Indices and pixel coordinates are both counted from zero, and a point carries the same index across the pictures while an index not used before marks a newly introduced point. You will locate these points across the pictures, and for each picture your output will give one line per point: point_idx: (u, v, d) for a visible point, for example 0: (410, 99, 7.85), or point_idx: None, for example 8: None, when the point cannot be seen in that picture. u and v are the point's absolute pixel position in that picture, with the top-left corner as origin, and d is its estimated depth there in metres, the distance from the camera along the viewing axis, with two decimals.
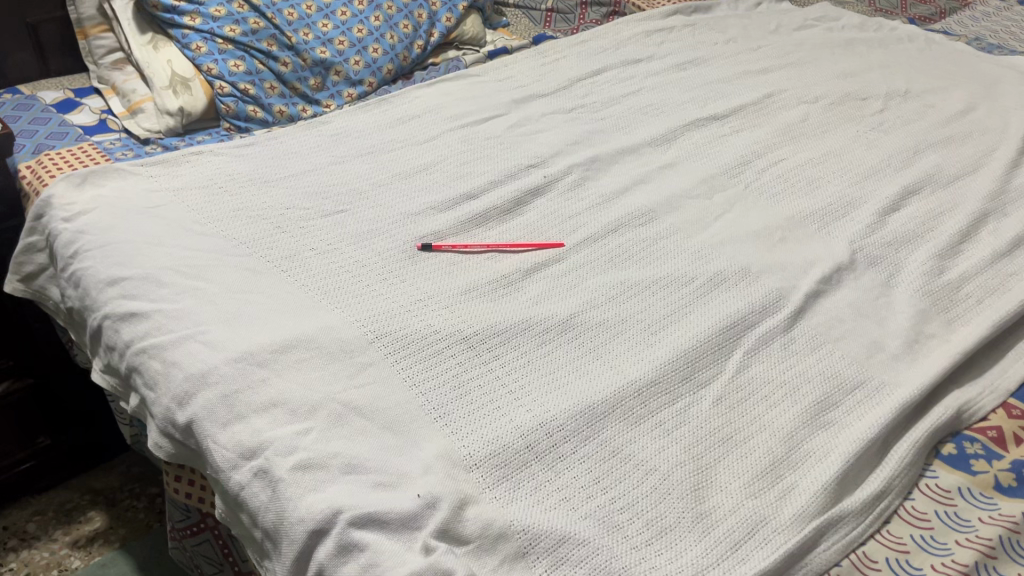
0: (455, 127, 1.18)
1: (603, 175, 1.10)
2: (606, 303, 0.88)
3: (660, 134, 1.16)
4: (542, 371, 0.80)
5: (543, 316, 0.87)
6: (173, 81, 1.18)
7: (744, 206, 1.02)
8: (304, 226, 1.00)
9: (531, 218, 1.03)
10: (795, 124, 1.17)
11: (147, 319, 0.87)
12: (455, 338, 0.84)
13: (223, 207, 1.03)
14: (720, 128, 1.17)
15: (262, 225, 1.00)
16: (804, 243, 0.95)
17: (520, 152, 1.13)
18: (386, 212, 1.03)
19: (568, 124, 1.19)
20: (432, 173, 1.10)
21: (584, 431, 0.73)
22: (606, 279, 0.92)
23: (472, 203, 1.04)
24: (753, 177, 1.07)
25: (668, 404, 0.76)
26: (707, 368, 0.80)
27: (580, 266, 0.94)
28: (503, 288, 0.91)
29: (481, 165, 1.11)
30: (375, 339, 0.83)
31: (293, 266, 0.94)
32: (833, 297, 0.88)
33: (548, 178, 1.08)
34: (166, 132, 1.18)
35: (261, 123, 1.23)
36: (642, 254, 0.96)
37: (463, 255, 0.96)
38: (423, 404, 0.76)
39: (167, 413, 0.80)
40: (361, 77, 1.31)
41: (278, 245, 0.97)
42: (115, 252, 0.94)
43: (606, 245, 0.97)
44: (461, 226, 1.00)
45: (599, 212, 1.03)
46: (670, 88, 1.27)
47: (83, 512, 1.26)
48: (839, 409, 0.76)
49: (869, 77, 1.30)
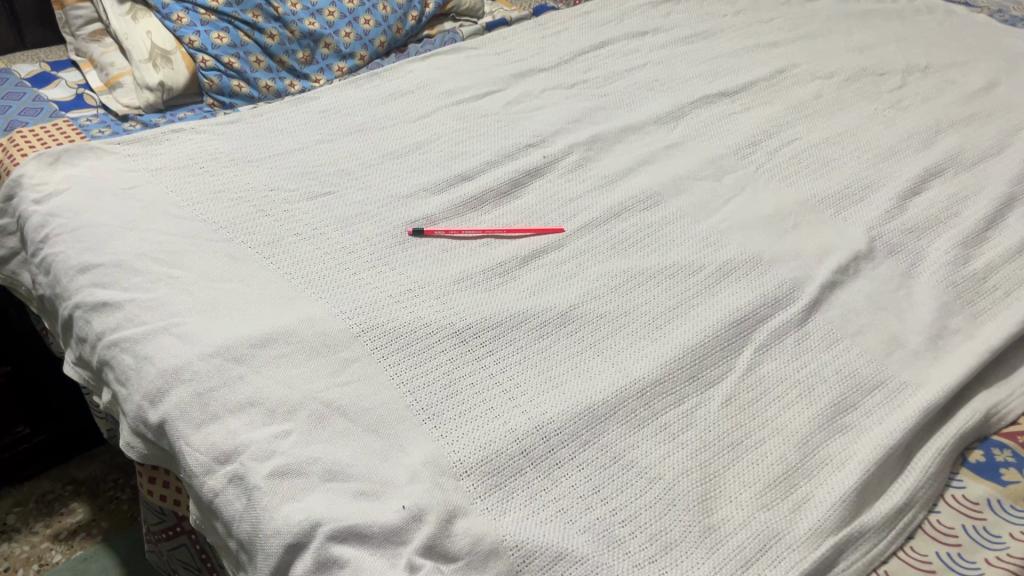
0: (450, 104, 1.12)
1: (605, 156, 1.04)
2: (607, 294, 0.83)
3: (666, 112, 1.09)
4: (539, 368, 0.75)
5: (539, 308, 0.81)
6: (152, 54, 1.12)
7: (756, 189, 0.96)
8: (288, 209, 0.95)
9: (528, 202, 0.97)
10: (809, 101, 1.11)
11: (119, 309, 0.82)
12: (445, 332, 0.79)
13: (203, 188, 0.97)
14: (730, 105, 1.11)
15: (244, 208, 0.94)
16: (819, 229, 0.89)
17: (518, 131, 1.07)
18: (376, 195, 0.97)
19: (569, 100, 1.13)
20: (424, 152, 1.04)
21: (583, 436, 0.68)
22: (608, 267, 0.87)
23: (466, 185, 0.99)
24: (765, 157, 1.01)
25: (672, 406, 0.71)
26: (715, 366, 0.75)
27: (580, 254, 0.89)
28: (498, 278, 0.86)
29: (476, 145, 1.05)
30: (360, 332, 0.78)
31: (276, 252, 0.88)
32: (851, 287, 0.82)
33: (547, 160, 1.02)
34: (146, 108, 1.12)
35: (245, 99, 1.16)
36: (646, 241, 0.90)
37: (456, 241, 0.91)
38: (411, 404, 0.71)
39: (138, 411, 0.75)
40: (352, 50, 1.25)
41: (260, 229, 0.91)
42: (87, 236, 0.89)
43: (607, 231, 0.92)
44: (454, 211, 0.95)
45: (601, 196, 0.97)
46: (676, 62, 1.21)
47: (65, 504, 1.22)
48: (858, 412, 0.71)
49: (886, 52, 1.23)
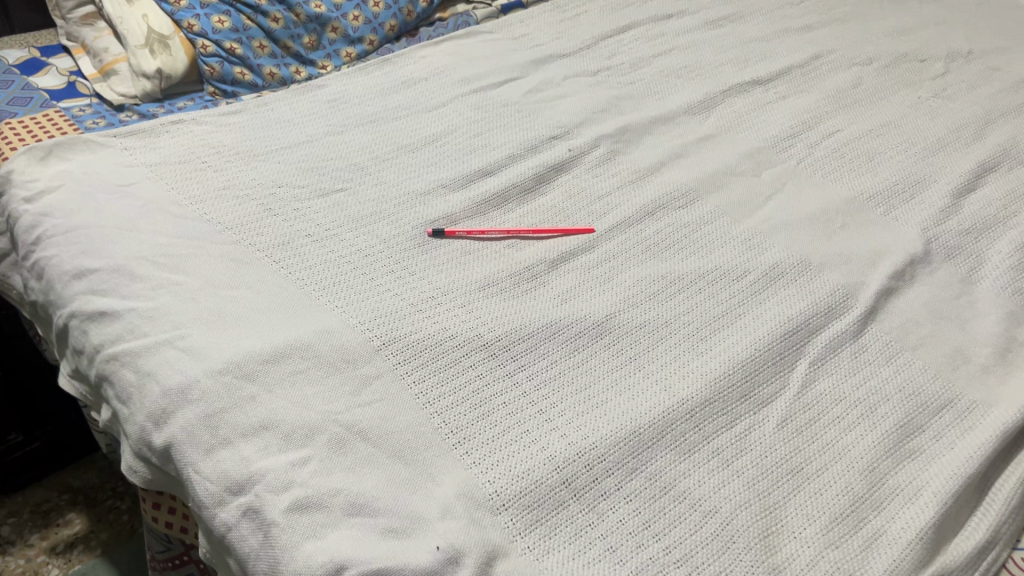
0: (467, 93, 1.05)
1: (634, 148, 0.97)
2: (645, 302, 0.77)
3: (697, 101, 1.03)
4: (577, 386, 0.69)
5: (572, 318, 0.76)
6: (149, 38, 1.05)
7: (797, 186, 0.90)
8: (297, 208, 0.88)
9: (554, 199, 0.91)
10: (847, 90, 1.05)
11: (119, 320, 0.76)
12: (472, 344, 0.73)
13: (206, 185, 0.91)
14: (765, 94, 1.05)
15: (250, 206, 0.88)
16: (869, 229, 0.83)
17: (540, 122, 1.01)
18: (391, 192, 0.91)
19: (593, 89, 1.06)
20: (442, 145, 0.98)
21: (629, 464, 0.63)
22: (644, 272, 0.81)
23: (488, 182, 0.93)
24: (805, 150, 0.95)
25: (724, 429, 0.65)
26: (767, 384, 0.69)
27: (613, 257, 0.83)
28: (526, 284, 0.80)
29: (496, 137, 0.99)
30: (380, 346, 0.72)
31: (286, 255, 0.82)
32: (907, 295, 0.77)
33: (573, 154, 0.96)
34: (143, 98, 1.05)
35: (248, 87, 1.09)
36: (683, 242, 0.84)
37: (480, 242, 0.85)
38: (439, 427, 0.66)
39: (141, 434, 0.69)
40: (361, 34, 1.18)
41: (268, 230, 0.85)
42: (83, 239, 0.83)
43: (641, 232, 0.86)
44: (476, 210, 0.89)
45: (631, 192, 0.91)
46: (705, 47, 1.14)
47: (61, 514, 1.16)
48: (926, 434, 0.65)
49: (924, 36, 1.17)
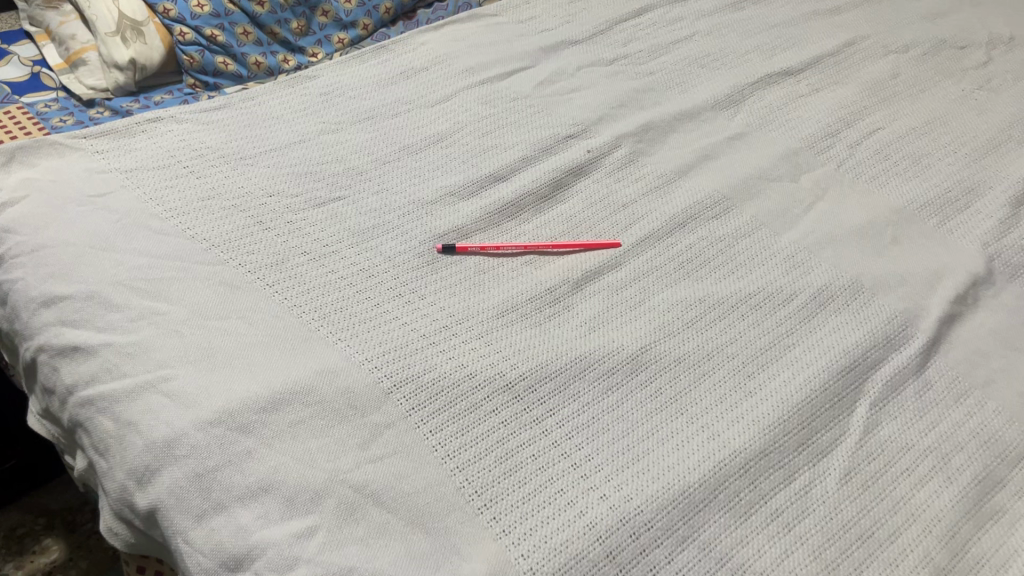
0: (472, 85, 0.97)
1: (659, 148, 0.89)
2: (682, 331, 0.70)
3: (725, 94, 0.95)
4: (613, 435, 0.62)
5: (602, 351, 0.68)
6: (120, 25, 0.95)
7: (840, 192, 0.82)
8: (291, 221, 0.80)
9: (574, 207, 0.83)
10: (885, 81, 0.97)
11: (95, 356, 0.67)
12: (494, 384, 0.65)
13: (187, 194, 0.82)
14: (797, 86, 0.96)
15: (238, 219, 0.79)
16: (923, 245, 0.76)
17: (554, 119, 0.92)
18: (394, 201, 0.83)
19: (609, 80, 0.97)
20: (448, 146, 0.89)
21: (679, 531, 0.55)
22: (678, 295, 0.73)
23: (501, 188, 0.84)
24: (845, 151, 0.87)
25: (782, 486, 0.58)
26: (826, 430, 0.62)
27: (642, 276, 0.75)
28: (549, 309, 0.72)
29: (507, 136, 0.90)
30: (391, 388, 0.64)
31: (279, 277, 0.74)
32: (971, 322, 0.70)
33: (592, 156, 0.87)
34: (115, 91, 0.95)
35: (232, 78, 0.99)
36: (719, 259, 0.76)
37: (494, 260, 0.78)
38: (462, 487, 0.58)
39: (122, 493, 0.61)
40: (354, 18, 1.08)
41: (259, 248, 0.77)
42: (51, 259, 0.74)
43: (672, 246, 0.78)
44: (489, 222, 0.81)
45: (658, 200, 0.83)
46: (727, 32, 1.05)
47: (37, 540, 1.09)
48: (1006, 492, 0.59)
49: (962, 19, 1.09)
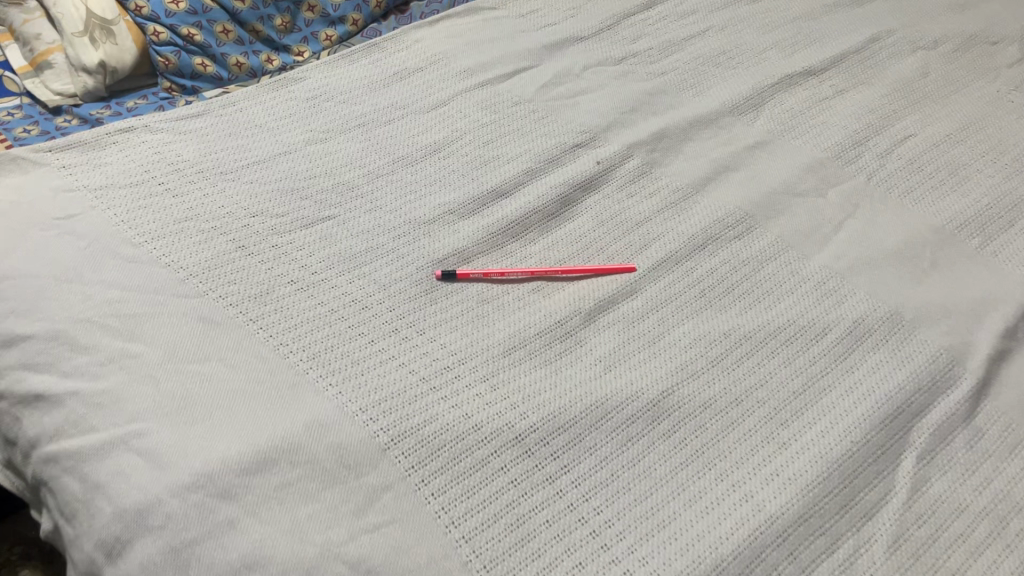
0: (471, 88, 0.90)
1: (674, 158, 0.83)
2: (706, 371, 0.64)
3: (744, 97, 0.88)
4: (636, 496, 0.56)
5: (620, 396, 0.62)
6: (88, 24, 0.87)
7: (872, 208, 0.76)
8: (275, 244, 0.73)
9: (583, 226, 0.77)
10: (915, 81, 0.90)
11: (61, 407, 0.61)
12: (502, 437, 0.59)
13: (162, 215, 0.75)
14: (820, 86, 0.90)
15: (218, 244, 0.73)
16: (964, 270, 0.70)
17: (561, 126, 0.85)
18: (389, 220, 0.76)
19: (619, 81, 0.90)
20: (445, 157, 0.82)
21: None
22: (700, 328, 0.67)
23: (505, 205, 0.78)
24: (876, 161, 0.80)
25: (823, 556, 0.53)
26: (870, 489, 0.56)
27: (661, 306, 0.69)
28: (559, 346, 0.66)
29: (510, 146, 0.83)
30: (388, 443, 0.58)
31: (264, 311, 0.68)
32: (1020, 360, 0.65)
33: (603, 168, 0.81)
34: (83, 96, 0.88)
35: (210, 81, 0.92)
36: (744, 286, 0.70)
37: (498, 287, 0.71)
38: (470, 562, 0.52)
39: (91, 566, 0.56)
40: (342, 13, 1.01)
41: (240, 277, 0.70)
42: (12, 293, 0.67)
43: (692, 271, 0.72)
44: (492, 243, 0.75)
45: (675, 218, 0.77)
46: (743, 27, 0.98)
47: (14, 572, 1.04)
48: None
49: (992, 10, 1.02)
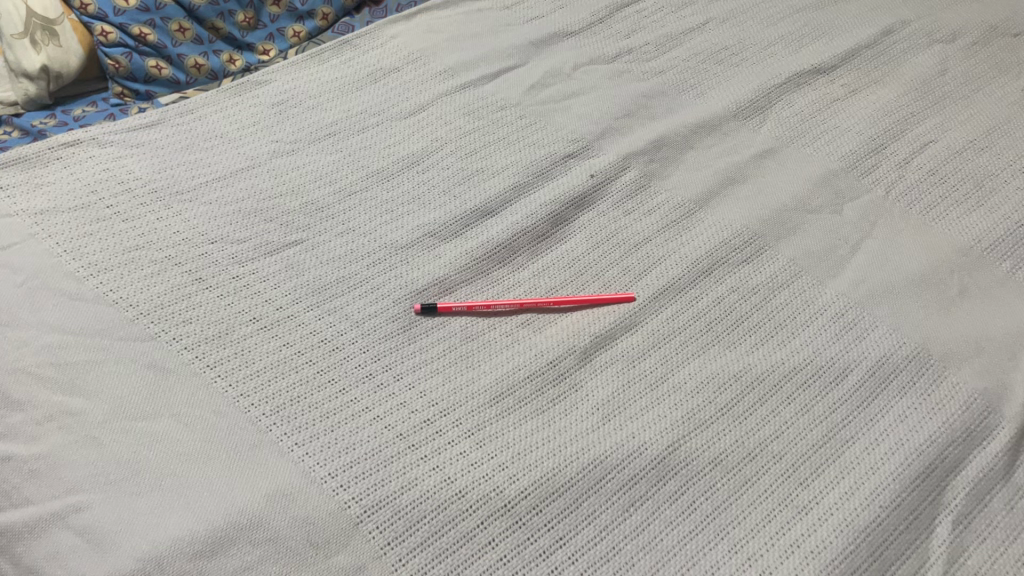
0: (451, 91, 0.82)
1: (674, 169, 0.76)
2: (716, 421, 0.57)
3: (749, 99, 0.81)
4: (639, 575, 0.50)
5: (621, 452, 0.55)
6: (29, 25, 0.78)
7: (893, 226, 0.70)
8: (236, 276, 0.66)
9: (576, 248, 0.70)
10: (933, 79, 0.83)
11: None
12: (490, 506, 0.53)
13: (109, 243, 0.67)
14: (832, 86, 0.83)
15: (171, 277, 0.66)
16: (995, 299, 0.64)
17: (550, 133, 0.78)
18: (362, 245, 0.69)
19: (612, 82, 0.83)
20: (424, 170, 0.75)
21: None
22: (708, 369, 0.60)
23: (490, 225, 0.71)
24: (894, 172, 0.74)
25: None
26: (899, 563, 0.51)
27: (664, 342, 0.63)
28: (552, 391, 0.60)
29: (496, 157, 0.76)
30: (361, 517, 0.52)
31: (222, 354, 0.61)
32: None
33: (597, 182, 0.74)
34: (25, 104, 0.80)
35: (166, 84, 0.84)
36: (754, 319, 0.64)
37: (483, 321, 0.65)
38: None
39: None
40: (311, 7, 0.93)
41: (197, 316, 0.63)
42: None
43: (697, 300, 0.65)
44: (476, 270, 0.68)
45: (677, 238, 0.70)
46: (746, 18, 0.91)
47: None
48: None
49: None
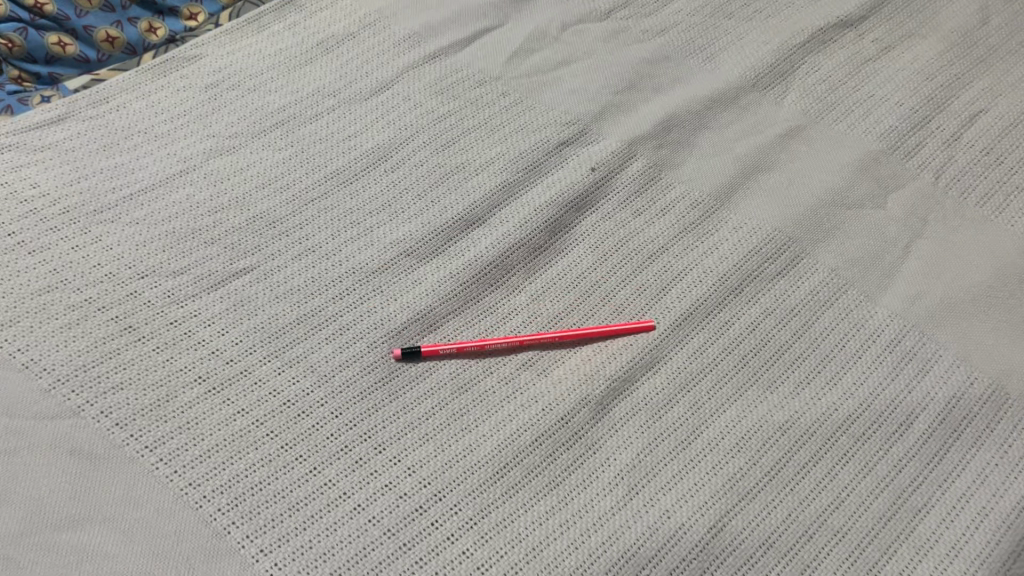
0: (419, 64, 0.69)
1: (688, 155, 0.65)
2: (763, 490, 0.49)
3: (769, 63, 0.69)
4: None
5: (656, 539, 0.47)
6: None
7: (947, 221, 0.60)
8: (174, 321, 0.54)
9: (581, 262, 0.59)
10: (975, 30, 0.72)
11: None
12: None
13: (13, 284, 0.55)
14: (862, 42, 0.71)
15: (94, 327, 0.53)
16: None
17: (539, 115, 0.66)
18: (326, 271, 0.57)
19: (608, 45, 0.71)
20: (394, 168, 0.63)
21: None
22: (748, 420, 0.51)
23: (477, 238, 0.60)
24: (943, 152, 0.64)
25: None
26: None
27: (693, 384, 0.53)
28: (566, 456, 0.50)
29: (477, 148, 0.64)
30: None
31: (163, 430, 0.50)
32: None
33: (599, 177, 0.63)
34: None
35: (73, 65, 0.70)
36: (796, 349, 0.54)
37: (476, 365, 0.54)
38: None
39: None
40: None
41: (129, 379, 0.52)
42: None
43: (728, 327, 0.55)
44: (464, 299, 0.57)
45: (698, 245, 0.59)
46: None
47: None
48: None
49: None
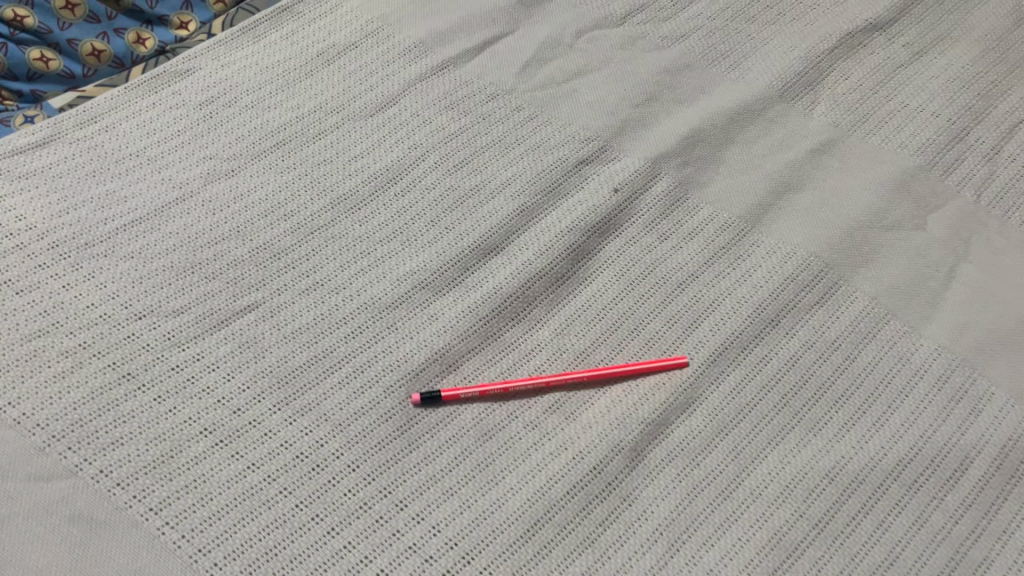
0: (427, 76, 0.65)
1: (715, 173, 0.61)
2: (813, 544, 0.46)
3: (796, 71, 0.66)
4: None
5: None
6: None
7: (991, 245, 0.57)
8: (175, 366, 0.51)
9: (607, 291, 0.55)
10: (1009, 32, 0.69)
11: None
12: None
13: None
14: (893, 46, 0.68)
15: (89, 376, 0.50)
16: None
17: (557, 131, 0.63)
18: (336, 307, 0.54)
19: (626, 52, 0.67)
20: (405, 191, 0.59)
21: None
22: (792, 466, 0.48)
23: (496, 267, 0.56)
24: (982, 168, 0.61)
25: None
26: None
27: (732, 427, 0.50)
28: (602, 510, 0.47)
29: (493, 169, 0.61)
30: None
31: (168, 490, 0.46)
32: None
33: (623, 199, 0.59)
34: None
35: (57, 80, 0.65)
36: (839, 387, 0.51)
37: (501, 408, 0.50)
38: None
39: None
40: None
41: (130, 433, 0.48)
42: None
43: (767, 363, 0.52)
44: (484, 335, 0.53)
45: (731, 272, 0.56)
46: None
47: None
48: None
49: None
